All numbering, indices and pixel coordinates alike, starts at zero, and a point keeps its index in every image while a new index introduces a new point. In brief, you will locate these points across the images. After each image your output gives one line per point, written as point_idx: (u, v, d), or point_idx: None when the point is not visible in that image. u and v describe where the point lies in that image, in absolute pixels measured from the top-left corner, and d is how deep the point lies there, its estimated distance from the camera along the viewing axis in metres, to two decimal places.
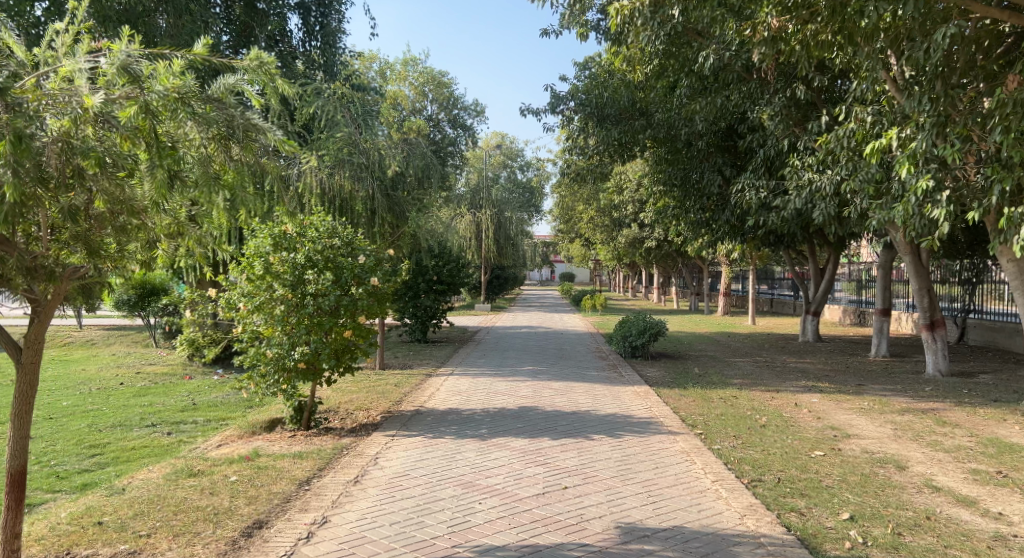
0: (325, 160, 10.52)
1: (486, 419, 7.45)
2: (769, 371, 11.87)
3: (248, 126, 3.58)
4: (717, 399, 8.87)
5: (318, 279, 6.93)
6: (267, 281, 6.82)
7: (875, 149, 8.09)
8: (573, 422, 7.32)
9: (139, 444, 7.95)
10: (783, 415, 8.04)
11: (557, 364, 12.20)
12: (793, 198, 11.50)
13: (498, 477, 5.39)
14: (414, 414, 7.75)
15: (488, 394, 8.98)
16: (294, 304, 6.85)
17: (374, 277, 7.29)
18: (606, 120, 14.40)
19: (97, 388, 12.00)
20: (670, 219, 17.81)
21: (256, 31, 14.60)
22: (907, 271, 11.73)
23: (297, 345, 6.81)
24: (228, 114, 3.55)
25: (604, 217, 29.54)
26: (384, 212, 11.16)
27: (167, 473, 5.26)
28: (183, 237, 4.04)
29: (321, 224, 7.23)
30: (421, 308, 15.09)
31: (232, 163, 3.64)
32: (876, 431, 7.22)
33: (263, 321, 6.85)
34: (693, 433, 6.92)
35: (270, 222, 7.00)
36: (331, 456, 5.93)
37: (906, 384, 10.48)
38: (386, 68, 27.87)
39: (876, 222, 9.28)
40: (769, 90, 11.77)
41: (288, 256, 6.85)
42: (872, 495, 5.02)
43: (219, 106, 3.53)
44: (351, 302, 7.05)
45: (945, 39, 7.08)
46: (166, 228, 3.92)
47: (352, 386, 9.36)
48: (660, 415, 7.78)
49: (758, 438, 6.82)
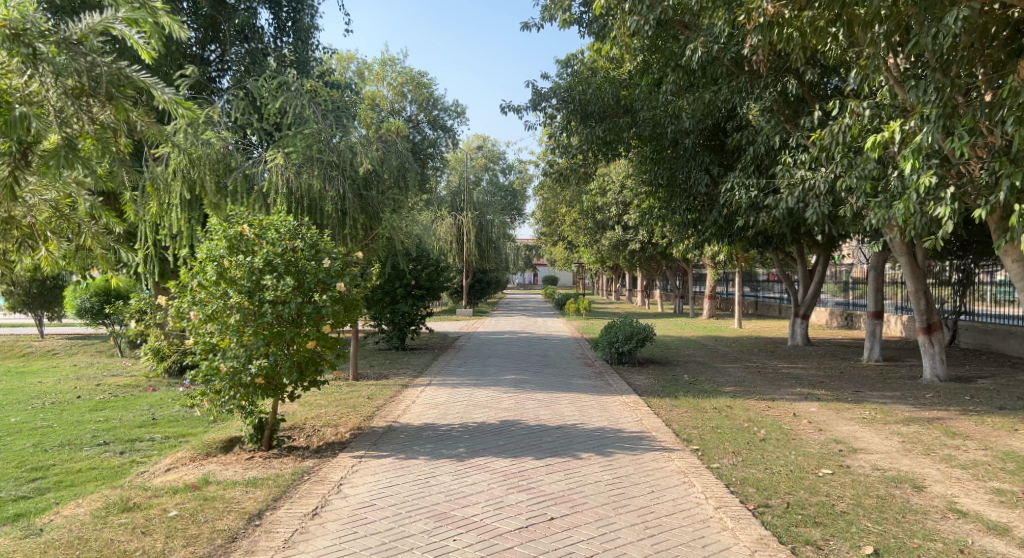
0: (292, 158, 9.88)
1: (465, 435, 6.86)
2: (761, 378, 11.38)
3: (115, 78, 3.45)
4: (711, 410, 8.34)
5: (278, 285, 6.26)
6: (221, 287, 6.22)
7: (875, 142, 7.65)
8: (559, 438, 6.75)
9: (86, 466, 7.25)
10: (783, 426, 7.52)
11: (542, 372, 11.63)
12: (785, 197, 11.01)
13: (476, 506, 4.81)
14: (386, 431, 7.14)
15: (467, 406, 8.38)
16: (250, 313, 6.22)
17: (341, 282, 6.62)
18: (589, 118, 13.86)
19: (51, 403, 11.22)
20: (653, 222, 17.36)
21: (223, 26, 13.96)
22: (902, 273, 11.21)
23: (254, 358, 6.20)
24: (88, 63, 3.40)
25: (586, 220, 29.05)
26: (356, 212, 10.51)
27: (96, 508, 4.62)
28: (75, 234, 3.71)
29: (282, 224, 6.59)
30: (399, 314, 14.48)
31: (93, 127, 3.47)
32: (884, 444, 6.72)
33: (217, 331, 6.23)
34: (689, 449, 6.38)
35: (225, 222, 6.41)
36: (289, 482, 5.31)
37: (905, 391, 10.03)
38: (363, 68, 27.22)
39: (874, 222, 8.83)
40: (759, 84, 11.26)
41: (245, 259, 6.24)
42: (893, 522, 4.50)
43: (69, 51, 3.37)
44: (315, 310, 6.38)
45: (957, 23, 6.59)
46: (47, 224, 3.64)
47: (321, 400, 8.74)
48: (652, 428, 7.23)
49: (759, 455, 6.28)
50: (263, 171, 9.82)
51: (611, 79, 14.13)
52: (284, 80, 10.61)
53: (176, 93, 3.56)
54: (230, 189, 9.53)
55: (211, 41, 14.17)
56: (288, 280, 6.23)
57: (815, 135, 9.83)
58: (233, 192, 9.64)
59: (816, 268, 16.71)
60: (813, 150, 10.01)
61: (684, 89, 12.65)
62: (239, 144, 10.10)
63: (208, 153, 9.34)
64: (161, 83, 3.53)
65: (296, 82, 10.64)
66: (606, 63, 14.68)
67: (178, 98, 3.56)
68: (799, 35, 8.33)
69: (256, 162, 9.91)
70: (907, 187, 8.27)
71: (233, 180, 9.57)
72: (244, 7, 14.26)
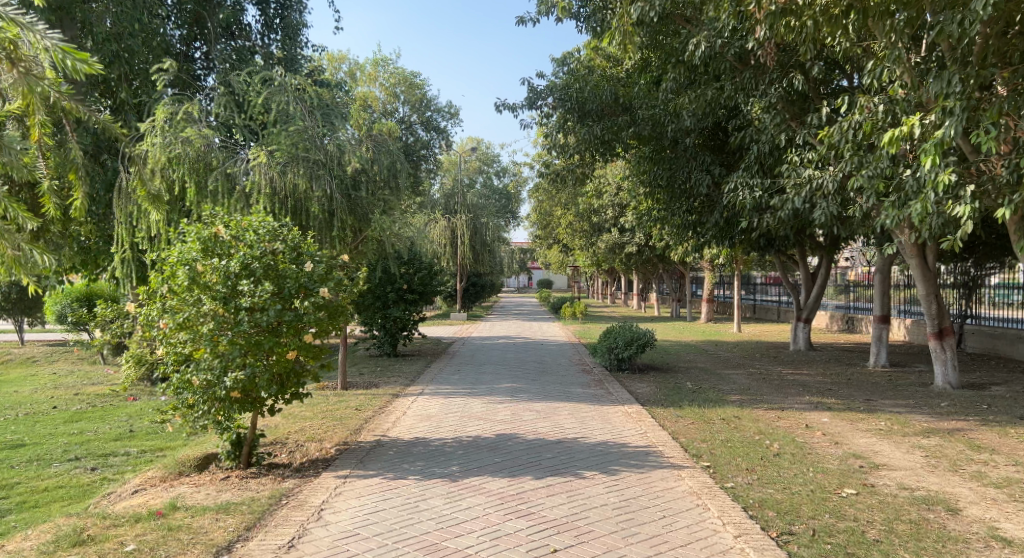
0: (276, 156, 9.41)
1: (459, 451, 6.39)
2: (767, 386, 10.94)
3: None
4: (719, 421, 7.89)
5: (256, 290, 5.77)
6: (194, 294, 5.75)
7: (892, 137, 7.23)
8: (559, 454, 6.29)
9: (53, 484, 6.73)
10: (797, 439, 7.09)
11: (539, 380, 11.17)
12: (791, 197, 10.58)
13: (471, 536, 4.33)
14: (374, 447, 6.66)
15: (461, 418, 7.91)
16: (225, 322, 5.73)
17: (324, 287, 6.13)
18: (587, 116, 13.41)
19: (24, 414, 10.68)
20: (651, 224, 16.92)
21: (208, 22, 13.50)
22: (913, 276, 10.77)
23: (230, 370, 5.70)
24: None
25: (582, 222, 28.57)
26: (344, 213, 10.01)
27: (45, 542, 4.14)
28: None
29: (261, 225, 6.11)
30: (390, 319, 13.99)
31: None
32: (906, 459, 6.28)
33: (189, 341, 5.74)
34: (699, 466, 5.93)
35: (199, 223, 5.96)
36: (265, 508, 4.83)
37: (919, 399, 9.60)
38: (354, 68, 26.78)
39: (887, 223, 8.42)
40: (764, 79, 10.83)
41: (219, 263, 5.76)
42: (934, 554, 4.07)
43: None
44: (295, 317, 5.90)
45: (986, 8, 6.15)
46: None
47: (306, 412, 8.25)
48: (659, 442, 6.77)
49: (776, 472, 5.84)
50: (246, 170, 9.35)
51: (609, 77, 13.74)
52: (268, 75, 10.17)
53: (58, 40, 2.93)
54: (210, 189, 9.12)
55: (195, 39, 13.71)
56: (266, 286, 5.74)
57: (822, 132, 9.42)
58: (214, 192, 9.21)
59: (819, 271, 16.29)
60: (821, 147, 9.60)
61: (685, 87, 12.25)
62: (221, 142, 9.66)
63: (187, 152, 8.92)
64: (39, 25, 2.94)
65: (281, 78, 10.20)
66: (603, 60, 14.26)
67: (61, 45, 2.92)
68: (811, 25, 7.91)
69: (238, 160, 9.44)
70: (925, 185, 7.85)
71: (214, 180, 9.13)
72: (231, 2, 13.78)
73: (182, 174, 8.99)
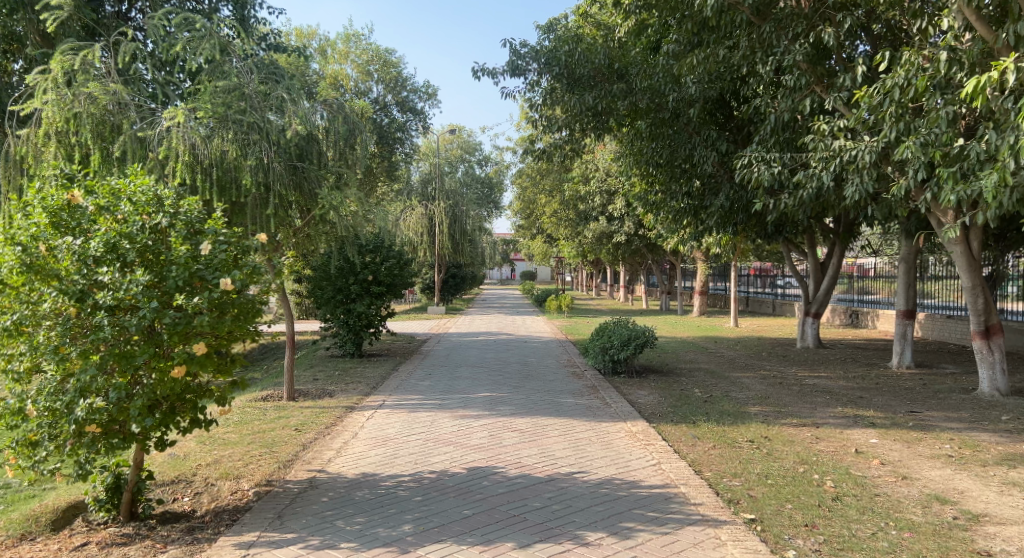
0: (200, 117, 7.63)
1: (416, 498, 4.75)
2: (788, 393, 9.43)
3: None
4: (747, 445, 6.34)
5: (124, 282, 4.08)
6: (36, 286, 4.07)
7: (978, 85, 5.76)
8: (550, 502, 4.67)
9: None
10: (852, 473, 5.52)
11: (522, 387, 9.55)
12: (819, 171, 8.93)
13: None
14: (305, 490, 5.01)
15: (425, 443, 6.28)
16: (80, 326, 4.07)
17: (228, 278, 4.35)
18: (579, 83, 11.72)
19: None
20: (646, 208, 15.29)
21: None
22: (955, 265, 9.23)
23: (86, 395, 4.05)
24: None
25: (568, 210, 26.72)
26: (284, 189, 8.19)
27: None
28: None
29: (139, 192, 4.37)
30: (353, 315, 12.25)
31: None
32: (1011, 504, 4.74)
33: (24, 354, 4.06)
34: (741, 521, 4.36)
35: (49, 188, 4.29)
36: None
37: (972, 412, 8.11)
38: (324, 45, 24.79)
39: (949, 199, 6.90)
40: (788, 34, 9.22)
41: (74, 243, 4.11)
42: None
43: None
44: (183, 319, 4.16)
45: None
46: None
47: (231, 436, 6.59)
48: (679, 480, 5.18)
49: (846, 530, 4.27)
50: (163, 132, 7.58)
51: (601, 40, 12.09)
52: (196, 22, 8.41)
53: None
54: (115, 156, 7.39)
55: None
56: (138, 275, 4.06)
57: (859, 94, 7.88)
58: (121, 160, 7.45)
59: (829, 259, 14.74)
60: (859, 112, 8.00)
61: (690, 49, 10.73)
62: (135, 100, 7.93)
63: (90, 111, 7.29)
64: None
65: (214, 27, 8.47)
66: (594, 28, 12.64)
67: None
68: None
69: (155, 121, 7.65)
70: (1006, 149, 6.29)
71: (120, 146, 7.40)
72: None
73: (83, 138, 7.31)
